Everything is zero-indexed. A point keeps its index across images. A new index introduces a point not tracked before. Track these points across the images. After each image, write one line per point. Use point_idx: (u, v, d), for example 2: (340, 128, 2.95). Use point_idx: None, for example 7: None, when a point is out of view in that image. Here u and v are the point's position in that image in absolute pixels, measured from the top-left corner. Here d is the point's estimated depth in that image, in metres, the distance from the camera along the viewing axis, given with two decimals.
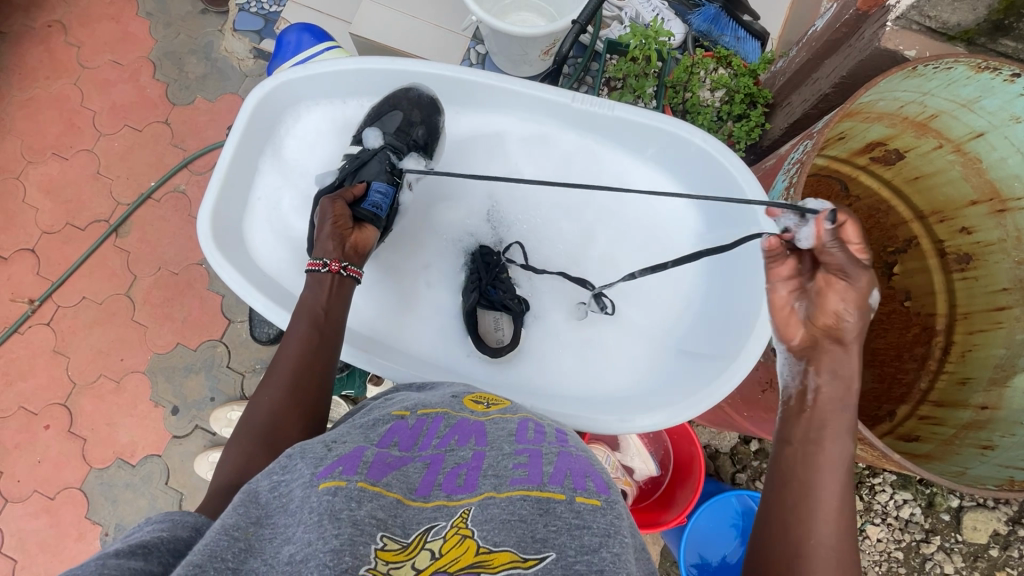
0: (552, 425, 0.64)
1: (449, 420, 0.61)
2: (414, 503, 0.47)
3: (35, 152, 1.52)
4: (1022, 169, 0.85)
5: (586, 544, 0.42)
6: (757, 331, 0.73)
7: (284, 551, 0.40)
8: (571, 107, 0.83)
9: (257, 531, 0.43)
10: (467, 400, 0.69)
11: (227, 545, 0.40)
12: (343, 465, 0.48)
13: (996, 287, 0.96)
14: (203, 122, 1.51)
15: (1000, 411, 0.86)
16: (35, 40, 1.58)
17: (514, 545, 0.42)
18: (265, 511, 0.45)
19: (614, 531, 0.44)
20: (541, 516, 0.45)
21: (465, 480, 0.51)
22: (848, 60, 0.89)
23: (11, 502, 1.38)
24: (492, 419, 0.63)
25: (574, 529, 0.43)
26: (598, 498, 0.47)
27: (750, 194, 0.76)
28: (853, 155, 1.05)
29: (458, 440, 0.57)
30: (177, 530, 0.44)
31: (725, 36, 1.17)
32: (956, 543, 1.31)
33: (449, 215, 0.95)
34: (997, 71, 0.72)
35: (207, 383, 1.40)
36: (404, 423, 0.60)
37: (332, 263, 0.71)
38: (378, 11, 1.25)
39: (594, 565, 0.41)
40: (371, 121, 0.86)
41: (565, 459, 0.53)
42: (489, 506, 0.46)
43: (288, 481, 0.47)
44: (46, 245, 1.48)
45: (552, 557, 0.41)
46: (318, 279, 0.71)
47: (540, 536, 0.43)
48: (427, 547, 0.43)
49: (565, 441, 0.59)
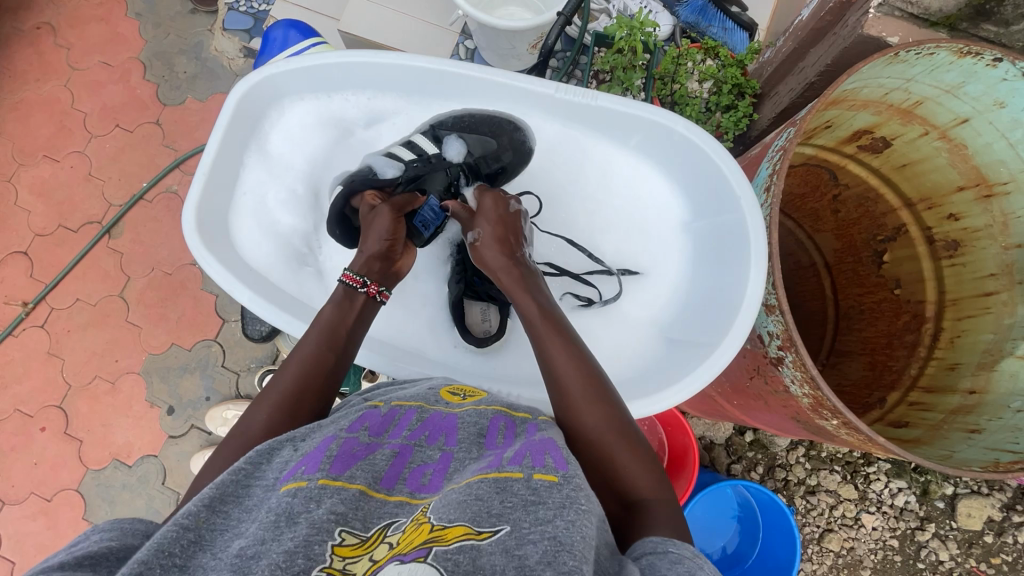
0: (531, 421, 0.60)
1: (422, 413, 0.62)
2: (377, 495, 0.48)
3: (26, 154, 1.52)
4: (1007, 154, 0.85)
5: (542, 517, 0.42)
6: (740, 317, 0.73)
7: (235, 544, 0.41)
8: (555, 97, 0.83)
9: (211, 519, 0.44)
10: (444, 392, 0.70)
11: (176, 537, 0.41)
12: (306, 464, 0.48)
13: (985, 273, 0.97)
14: (194, 122, 1.51)
15: (988, 395, 0.87)
16: (24, 42, 1.57)
17: (469, 520, 0.43)
18: (222, 493, 0.46)
19: (570, 501, 0.43)
20: (498, 494, 0.45)
21: (429, 480, 0.52)
22: (833, 48, 0.89)
23: (8, 504, 1.38)
24: (467, 412, 0.62)
25: (530, 504, 0.43)
26: (556, 474, 0.46)
27: (732, 182, 0.76)
28: (841, 145, 1.04)
29: (428, 436, 0.58)
30: (127, 539, 0.44)
31: (713, 27, 1.18)
32: (950, 530, 1.32)
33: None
34: (979, 55, 0.73)
35: (201, 383, 1.40)
36: (376, 412, 0.61)
37: (370, 287, 0.75)
38: (366, 7, 1.25)
39: (547, 533, 0.40)
40: (464, 135, 0.89)
41: (529, 443, 0.52)
42: (449, 493, 0.47)
43: (252, 478, 0.48)
44: (39, 247, 1.48)
45: (506, 530, 0.42)
46: (351, 294, 0.73)
47: (496, 511, 0.43)
48: (386, 541, 0.44)
49: (534, 432, 0.56)
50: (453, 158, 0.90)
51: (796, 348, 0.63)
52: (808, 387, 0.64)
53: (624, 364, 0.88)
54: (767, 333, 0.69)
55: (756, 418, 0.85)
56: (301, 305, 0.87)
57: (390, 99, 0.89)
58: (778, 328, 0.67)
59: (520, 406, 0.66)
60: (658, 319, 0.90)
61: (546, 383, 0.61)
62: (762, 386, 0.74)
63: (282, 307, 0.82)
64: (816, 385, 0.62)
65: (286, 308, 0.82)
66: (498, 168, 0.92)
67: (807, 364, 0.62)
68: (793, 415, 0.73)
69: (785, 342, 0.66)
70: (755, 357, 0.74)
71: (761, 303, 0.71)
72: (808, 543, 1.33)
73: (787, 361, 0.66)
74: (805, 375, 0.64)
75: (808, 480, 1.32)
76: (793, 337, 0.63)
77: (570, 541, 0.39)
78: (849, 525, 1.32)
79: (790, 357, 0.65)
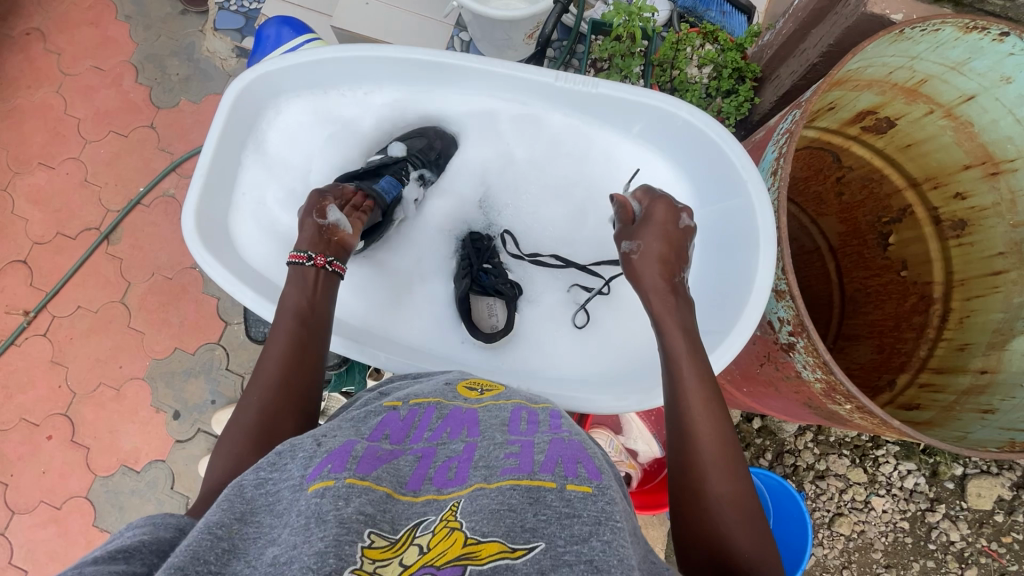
0: (547, 411, 0.64)
1: (440, 410, 0.62)
2: (404, 498, 0.47)
3: (21, 162, 1.51)
4: (1014, 131, 0.84)
5: (576, 533, 0.42)
6: (752, 303, 0.72)
7: (269, 553, 0.40)
8: (555, 86, 0.82)
9: (242, 529, 0.42)
10: (460, 386, 0.70)
11: (210, 544, 0.40)
12: (332, 462, 0.47)
13: (992, 251, 0.96)
14: (189, 124, 1.50)
15: (1000, 374, 0.86)
16: (15, 49, 1.56)
17: (503, 535, 0.42)
18: (249, 508, 0.45)
19: (605, 517, 0.44)
20: (531, 506, 0.45)
21: (456, 473, 0.51)
22: (835, 28, 0.88)
23: (18, 514, 1.38)
24: (486, 408, 0.63)
25: (564, 518, 0.43)
26: (590, 485, 0.47)
27: (739, 168, 0.75)
28: (844, 127, 1.03)
29: (449, 433, 0.57)
30: (160, 532, 0.43)
31: (710, 11, 1.16)
32: (961, 510, 1.32)
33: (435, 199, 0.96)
34: (985, 30, 0.72)
35: (206, 386, 1.40)
36: (395, 413, 0.60)
37: (317, 258, 0.72)
38: (358, 2, 1.23)
39: (583, 555, 0.40)
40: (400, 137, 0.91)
41: (557, 447, 0.52)
42: (479, 498, 0.46)
43: (278, 480, 0.47)
44: (38, 255, 1.47)
45: (542, 546, 0.41)
46: (301, 272, 0.72)
47: (530, 525, 0.43)
48: (416, 542, 0.43)
49: (558, 428, 0.58)
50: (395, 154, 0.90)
51: (807, 332, 0.63)
52: (820, 372, 0.63)
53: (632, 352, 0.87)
54: (777, 319, 0.69)
55: (767, 405, 0.85)
56: None
57: (389, 93, 0.89)
58: (788, 313, 0.66)
59: (537, 399, 0.68)
60: None
61: (674, 428, 0.59)
62: (772, 372, 0.74)
63: None
64: (829, 370, 0.61)
65: None
66: (437, 155, 0.91)
67: (818, 349, 0.61)
68: (804, 401, 0.72)
69: (795, 327, 0.65)
70: (766, 344, 0.73)
71: (773, 288, 0.70)
72: (819, 528, 1.33)
73: (798, 347, 0.66)
74: (817, 361, 0.63)
75: (817, 465, 1.32)
76: (804, 322, 0.63)
77: (607, 566, 0.39)
78: (859, 509, 1.32)
79: (801, 343, 0.65)
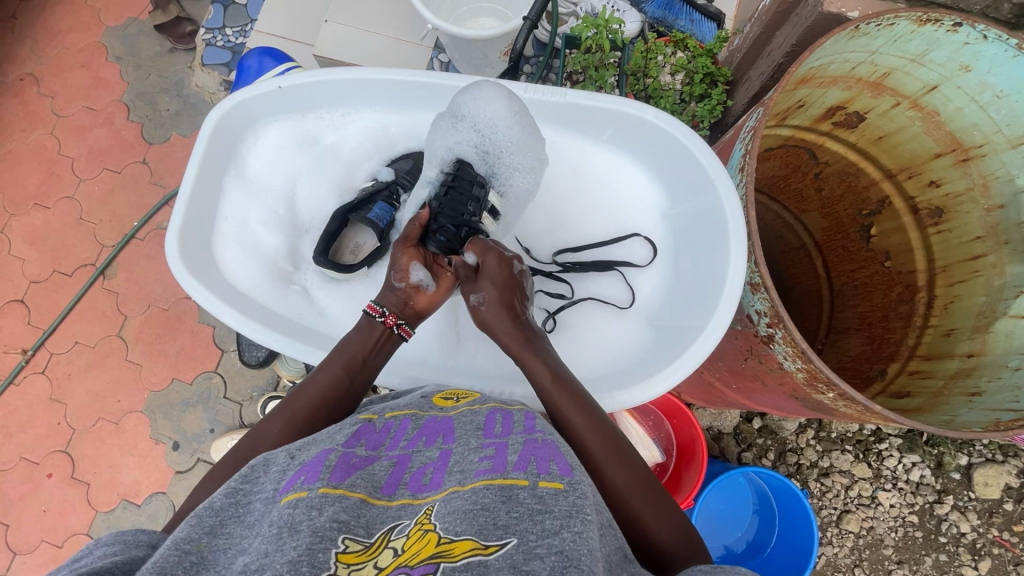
0: (523, 411, 0.63)
1: (416, 421, 0.63)
2: (379, 502, 0.49)
3: (17, 204, 1.54)
4: (978, 118, 0.86)
5: (547, 528, 0.43)
6: (726, 298, 0.73)
7: (239, 562, 0.41)
8: (524, 98, 0.84)
9: (211, 542, 0.44)
10: (436, 399, 0.71)
11: (178, 560, 0.41)
12: (305, 474, 0.48)
13: (970, 237, 0.97)
14: (180, 158, 1.53)
15: (986, 356, 0.86)
16: (9, 94, 1.60)
17: (475, 534, 0.43)
18: (220, 519, 0.46)
19: (576, 510, 0.44)
20: (503, 504, 0.46)
21: (430, 479, 0.52)
22: (797, 28, 0.90)
23: (19, 554, 1.37)
24: (462, 413, 0.64)
25: (536, 514, 0.44)
26: (562, 482, 0.47)
27: (706, 165, 0.77)
28: (816, 124, 1.05)
29: (425, 441, 0.58)
30: (131, 551, 0.45)
31: (680, 20, 1.19)
32: (969, 501, 1.30)
33: (433, 149, 0.87)
34: (938, 22, 0.74)
35: (205, 416, 1.40)
36: (372, 426, 0.60)
37: (388, 317, 0.74)
38: (340, 31, 1.27)
39: (555, 547, 0.41)
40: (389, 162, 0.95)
41: (530, 447, 0.53)
42: (453, 500, 0.47)
43: (251, 492, 0.48)
44: (35, 294, 1.48)
45: (514, 542, 0.42)
46: (370, 323, 0.74)
47: (502, 522, 0.44)
48: (390, 546, 0.44)
49: (533, 429, 0.57)
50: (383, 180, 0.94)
51: (784, 323, 0.64)
52: (800, 361, 0.64)
53: (614, 353, 0.87)
54: (755, 312, 0.69)
55: (756, 399, 0.85)
56: (293, 324, 0.86)
57: (367, 113, 0.91)
58: (765, 306, 0.67)
59: (513, 401, 0.68)
60: (646, 311, 0.89)
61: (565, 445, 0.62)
62: (757, 366, 0.74)
63: (273, 327, 0.82)
64: (808, 359, 0.62)
65: (275, 328, 0.82)
66: None
67: (797, 340, 0.62)
68: (790, 392, 0.72)
69: (773, 318, 0.66)
70: (747, 338, 0.73)
71: (745, 282, 0.71)
72: (827, 527, 1.31)
73: (777, 338, 0.66)
74: (795, 350, 0.64)
75: (820, 462, 1.31)
76: (779, 313, 0.64)
77: (578, 554, 0.40)
78: (866, 505, 1.30)
79: (779, 334, 0.65)
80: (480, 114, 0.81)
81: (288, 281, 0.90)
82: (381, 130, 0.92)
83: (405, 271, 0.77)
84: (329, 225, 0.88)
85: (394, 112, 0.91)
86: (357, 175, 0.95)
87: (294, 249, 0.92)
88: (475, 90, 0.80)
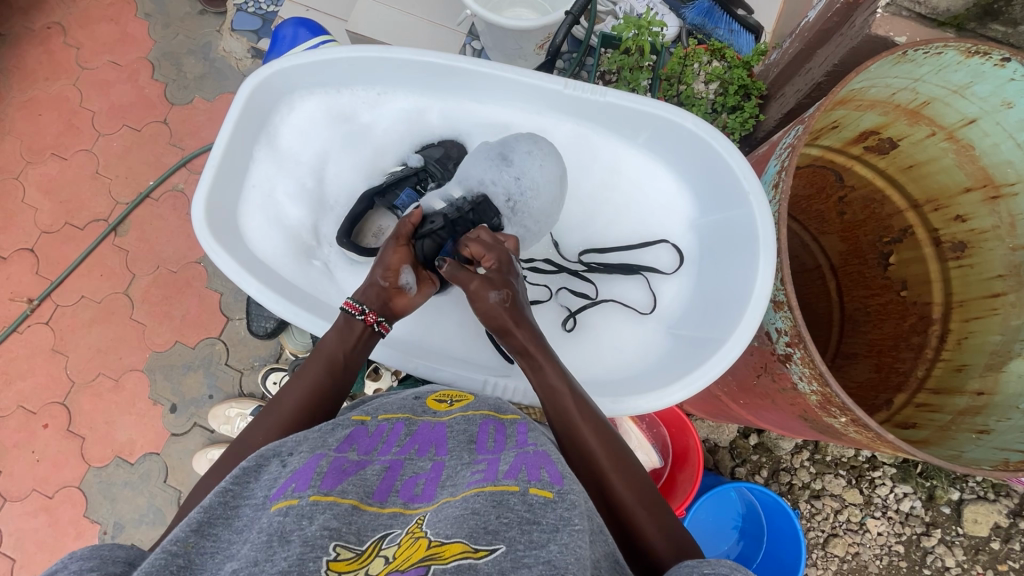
0: (516, 423, 0.63)
1: (409, 426, 0.63)
2: (370, 508, 0.48)
3: (34, 152, 1.53)
4: (1014, 155, 0.85)
5: (535, 539, 0.42)
6: (748, 316, 0.73)
7: (228, 566, 0.41)
8: (563, 93, 0.84)
9: (200, 543, 0.44)
10: (429, 400, 0.72)
11: (166, 563, 0.41)
12: (297, 480, 0.48)
13: (991, 274, 0.96)
14: (201, 122, 1.52)
15: (996, 396, 0.86)
16: (35, 42, 1.59)
17: (466, 536, 0.42)
18: (209, 518, 0.46)
19: (564, 522, 0.43)
20: (494, 509, 0.45)
21: (423, 489, 0.52)
22: (840, 48, 0.90)
23: (9, 501, 1.38)
24: (455, 420, 0.65)
25: (525, 523, 0.44)
26: (551, 490, 0.47)
27: (741, 177, 0.76)
28: (847, 146, 1.04)
29: (418, 449, 0.59)
30: (109, 566, 0.44)
31: (719, 29, 1.19)
32: (957, 536, 1.30)
33: (469, 173, 0.86)
34: (987, 55, 0.73)
35: (205, 381, 1.40)
36: (364, 430, 0.61)
37: (370, 314, 0.72)
38: (375, 8, 1.26)
39: (542, 557, 0.40)
40: (423, 147, 0.93)
41: (522, 456, 0.53)
42: (444, 509, 0.47)
43: (242, 496, 0.48)
44: (45, 244, 1.48)
45: (503, 549, 0.41)
46: (350, 322, 0.72)
47: (492, 527, 0.43)
48: (382, 554, 0.43)
49: (525, 442, 0.57)
50: (413, 163, 0.92)
51: (805, 344, 0.63)
52: (816, 384, 0.64)
53: (631, 359, 0.87)
54: (775, 330, 0.70)
55: (763, 417, 0.84)
56: (313, 299, 0.86)
57: (403, 95, 0.90)
58: (786, 324, 0.67)
59: (506, 408, 0.68)
60: (664, 319, 0.89)
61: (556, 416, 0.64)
62: (769, 383, 0.74)
63: (293, 300, 0.82)
64: (825, 381, 0.62)
65: (293, 299, 0.82)
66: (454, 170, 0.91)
67: (815, 361, 0.62)
68: (800, 413, 0.72)
69: (793, 338, 0.66)
70: (763, 355, 0.74)
71: (770, 298, 0.71)
72: (813, 549, 1.32)
73: (795, 358, 0.66)
74: (813, 372, 0.63)
75: (813, 484, 1.31)
76: (801, 333, 0.63)
77: (565, 564, 0.39)
78: (854, 530, 1.31)
79: (797, 354, 0.65)
80: (532, 172, 0.84)
81: (310, 256, 0.90)
82: (417, 114, 0.92)
83: (394, 272, 0.76)
84: (355, 205, 0.88)
85: (433, 95, 0.90)
86: (386, 159, 0.94)
87: (318, 226, 0.92)
88: (532, 145, 0.84)
